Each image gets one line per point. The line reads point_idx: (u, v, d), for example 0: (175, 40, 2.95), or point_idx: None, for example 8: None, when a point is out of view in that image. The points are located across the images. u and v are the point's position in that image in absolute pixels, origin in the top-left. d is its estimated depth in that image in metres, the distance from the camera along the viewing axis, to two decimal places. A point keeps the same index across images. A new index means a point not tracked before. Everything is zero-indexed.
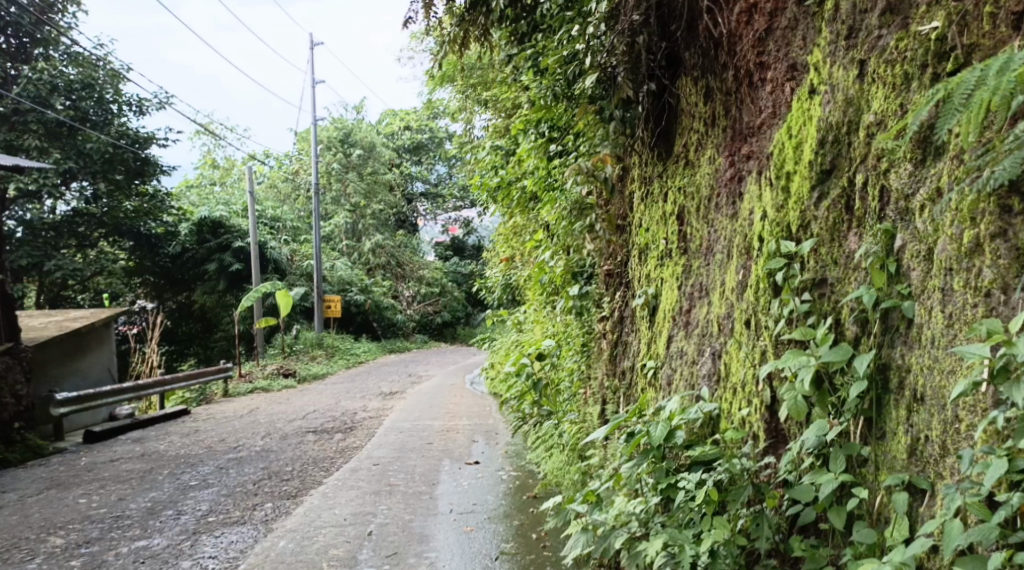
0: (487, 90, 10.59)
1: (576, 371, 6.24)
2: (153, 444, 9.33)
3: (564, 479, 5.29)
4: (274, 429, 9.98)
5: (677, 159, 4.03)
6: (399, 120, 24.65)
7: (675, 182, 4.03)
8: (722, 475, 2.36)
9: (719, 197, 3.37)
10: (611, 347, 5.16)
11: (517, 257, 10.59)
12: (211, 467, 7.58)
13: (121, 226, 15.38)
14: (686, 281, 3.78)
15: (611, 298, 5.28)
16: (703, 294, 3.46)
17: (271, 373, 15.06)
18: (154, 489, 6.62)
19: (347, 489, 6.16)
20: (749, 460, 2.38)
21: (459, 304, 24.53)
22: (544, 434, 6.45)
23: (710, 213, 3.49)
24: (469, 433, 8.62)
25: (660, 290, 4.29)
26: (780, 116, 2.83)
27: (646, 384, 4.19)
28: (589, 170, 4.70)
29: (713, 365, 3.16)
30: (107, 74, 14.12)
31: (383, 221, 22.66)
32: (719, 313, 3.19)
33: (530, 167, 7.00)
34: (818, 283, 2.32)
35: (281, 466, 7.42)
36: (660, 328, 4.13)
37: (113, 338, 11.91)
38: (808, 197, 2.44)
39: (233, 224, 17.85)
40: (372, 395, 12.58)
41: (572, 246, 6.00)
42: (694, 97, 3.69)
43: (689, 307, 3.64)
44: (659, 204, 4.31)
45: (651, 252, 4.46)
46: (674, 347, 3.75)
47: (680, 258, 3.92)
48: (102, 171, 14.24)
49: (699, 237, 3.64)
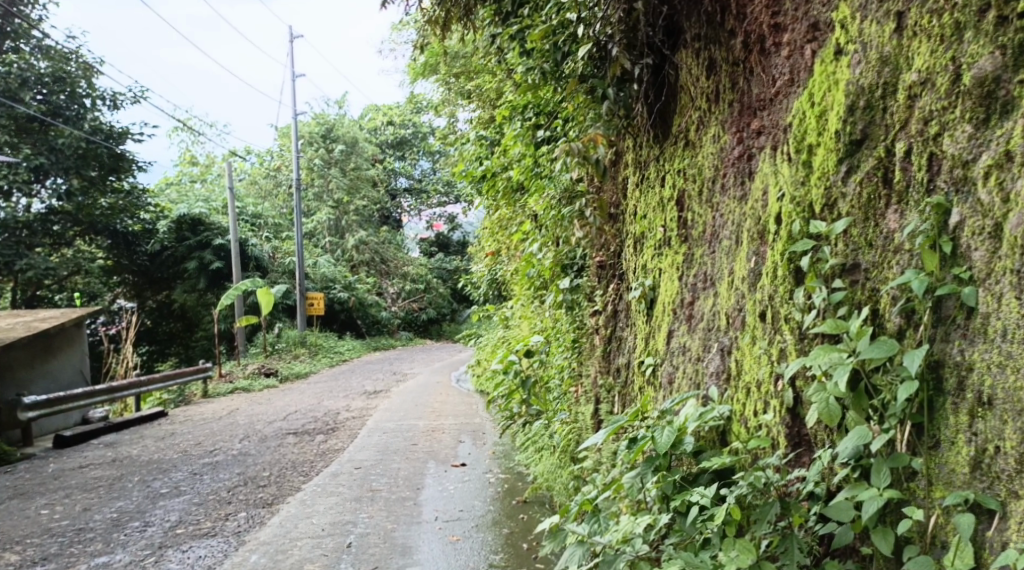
0: (471, 80, 10.32)
1: (566, 368, 5.97)
2: (125, 449, 8.95)
3: (557, 484, 5.03)
4: (253, 431, 9.63)
5: (677, 139, 3.75)
6: (382, 114, 24.31)
7: (676, 165, 3.75)
8: (740, 491, 2.08)
9: (725, 177, 3.09)
10: (604, 343, 4.88)
11: (502, 251, 10.33)
12: (184, 473, 7.23)
13: (96, 224, 14.95)
14: (687, 270, 3.50)
15: (605, 291, 4.99)
16: (709, 284, 3.18)
17: (252, 372, 14.69)
18: (122, 498, 6.27)
19: (327, 495, 5.84)
20: (773, 472, 2.10)
21: (444, 300, 24.18)
22: (534, 434, 6.19)
23: (715, 195, 3.22)
24: (455, 433, 8.32)
25: (657, 281, 4.00)
26: (797, 83, 2.54)
27: (643, 383, 3.92)
28: (580, 151, 4.40)
29: (721, 363, 2.88)
30: (80, 68, 13.71)
31: (366, 217, 22.30)
32: (727, 305, 2.91)
33: (516, 156, 6.70)
34: (848, 268, 2.04)
35: (258, 471, 7.09)
36: (658, 322, 3.85)
37: (85, 339, 11.50)
38: (835, 171, 2.16)
39: (213, 222, 17.43)
40: (356, 394, 12.25)
41: (562, 238, 5.71)
42: (695, 70, 3.41)
43: (691, 300, 3.36)
44: (657, 189, 4.04)
45: (647, 241, 4.19)
46: (675, 343, 3.48)
47: (680, 246, 3.65)
48: (76, 168, 13.82)
49: (702, 222, 3.36)
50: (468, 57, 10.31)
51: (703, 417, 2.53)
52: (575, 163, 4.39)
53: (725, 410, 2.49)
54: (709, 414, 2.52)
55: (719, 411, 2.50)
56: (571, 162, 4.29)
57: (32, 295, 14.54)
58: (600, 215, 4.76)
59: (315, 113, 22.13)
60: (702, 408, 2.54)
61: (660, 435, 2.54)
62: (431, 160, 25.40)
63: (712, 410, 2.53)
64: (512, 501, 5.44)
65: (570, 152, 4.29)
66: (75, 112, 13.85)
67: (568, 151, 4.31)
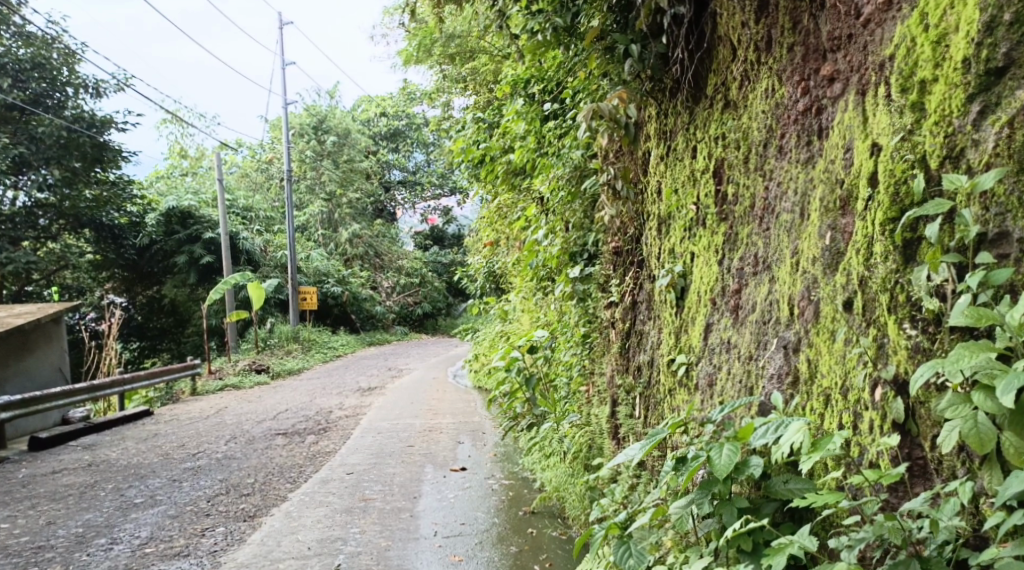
0: (470, 62, 9.80)
1: (575, 365, 5.49)
2: (104, 452, 8.40)
3: (571, 495, 4.59)
4: (241, 432, 9.08)
5: (716, 101, 3.26)
6: (375, 106, 23.74)
7: (714, 129, 3.25)
8: (862, 545, 1.64)
9: (783, 137, 2.58)
10: (621, 339, 4.39)
11: (501, 241, 9.80)
12: (163, 480, 6.68)
13: (81, 217, 14.38)
14: (730, 252, 2.99)
15: (621, 280, 4.49)
16: (762, 266, 2.67)
17: (243, 368, 14.13)
18: (91, 510, 5.72)
19: (315, 507, 5.31)
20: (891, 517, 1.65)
21: (440, 294, 23.58)
22: (542, 438, 5.69)
23: (768, 160, 2.71)
24: (453, 433, 7.81)
25: (689, 267, 3.48)
26: (897, 6, 2.03)
27: (675, 385, 3.43)
28: (609, 111, 3.75)
29: (784, 364, 2.37)
30: (61, 54, 13.09)
31: (360, 210, 21.72)
32: (788, 292, 2.41)
33: (519, 134, 6.18)
34: (993, 239, 1.61)
35: (242, 478, 6.53)
36: (691, 316, 3.35)
37: (64, 335, 10.92)
38: (961, 113, 1.68)
39: (202, 214, 16.83)
40: (349, 391, 11.73)
41: (572, 223, 5.19)
42: (742, 13, 2.89)
43: (737, 288, 2.84)
44: (689, 162, 3.54)
45: (676, 221, 3.66)
46: (717, 339, 3.00)
47: (719, 226, 3.14)
48: (57, 158, 13.17)
49: (750, 193, 2.85)
50: (463, 38, 9.73)
51: (796, 444, 1.92)
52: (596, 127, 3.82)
53: (837, 443, 1.85)
54: (813, 456, 1.88)
55: (827, 449, 1.86)
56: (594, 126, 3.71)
57: (17, 292, 13.85)
58: (625, 187, 4.19)
59: (307, 104, 21.51)
60: (788, 432, 1.94)
61: (716, 460, 2.03)
62: (425, 151, 24.78)
63: (822, 441, 1.90)
64: (518, 512, 4.94)
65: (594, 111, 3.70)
66: (55, 99, 13.24)
67: (589, 111, 3.73)
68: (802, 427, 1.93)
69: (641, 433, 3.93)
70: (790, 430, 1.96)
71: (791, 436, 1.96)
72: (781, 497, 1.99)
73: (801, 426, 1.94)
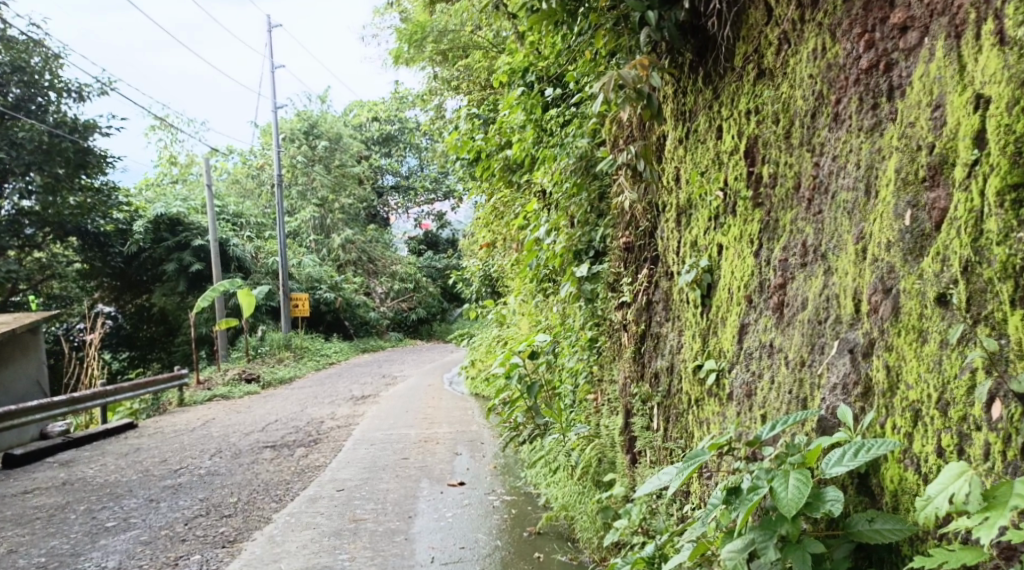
0: (463, 58, 9.43)
1: (582, 372, 5.14)
2: (81, 469, 7.96)
3: (581, 517, 4.20)
4: (227, 446, 8.65)
5: (746, 72, 2.87)
6: (367, 110, 23.39)
7: (744, 103, 2.87)
8: None
9: (839, 99, 2.18)
10: (634, 343, 4.00)
11: (498, 242, 9.42)
12: (140, 500, 6.24)
13: (65, 225, 13.93)
14: (769, 241, 2.61)
15: (633, 278, 4.11)
16: (814, 254, 2.28)
17: (233, 377, 13.66)
18: (58, 535, 5.29)
19: (301, 530, 4.89)
20: None
21: (435, 300, 23.14)
22: (547, 452, 5.29)
23: (816, 132, 2.32)
24: (450, 443, 7.39)
25: (716, 260, 3.09)
26: None
27: (702, 396, 3.03)
28: (630, 81, 3.27)
29: (850, 371, 1.98)
30: (42, 57, 12.61)
31: (352, 215, 21.34)
32: (851, 283, 2.02)
33: (517, 123, 5.80)
34: None
35: (224, 497, 6.10)
36: (718, 316, 2.96)
37: (42, 347, 10.45)
38: None
39: (192, 221, 16.34)
40: (342, 399, 11.32)
41: (576, 218, 4.83)
42: None
43: (781, 282, 2.44)
44: (714, 143, 3.17)
45: (700, 210, 3.25)
46: (755, 341, 2.62)
47: (754, 212, 2.76)
48: (39, 164, 12.67)
49: (795, 172, 2.47)
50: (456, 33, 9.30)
51: (960, 496, 1.44)
52: (611, 100, 3.41)
53: None
54: (991, 514, 1.39)
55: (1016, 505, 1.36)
56: (610, 98, 3.27)
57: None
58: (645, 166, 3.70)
59: (297, 109, 21.06)
60: (947, 480, 1.47)
61: (780, 492, 1.65)
62: (418, 156, 24.36)
63: (999, 492, 1.42)
64: (522, 532, 4.54)
65: (613, 79, 3.25)
66: (37, 104, 12.77)
67: (606, 80, 3.29)
68: (968, 474, 1.46)
69: (661, 449, 3.54)
70: (946, 478, 1.49)
71: (947, 485, 1.48)
72: (862, 540, 1.64)
73: (964, 472, 1.47)
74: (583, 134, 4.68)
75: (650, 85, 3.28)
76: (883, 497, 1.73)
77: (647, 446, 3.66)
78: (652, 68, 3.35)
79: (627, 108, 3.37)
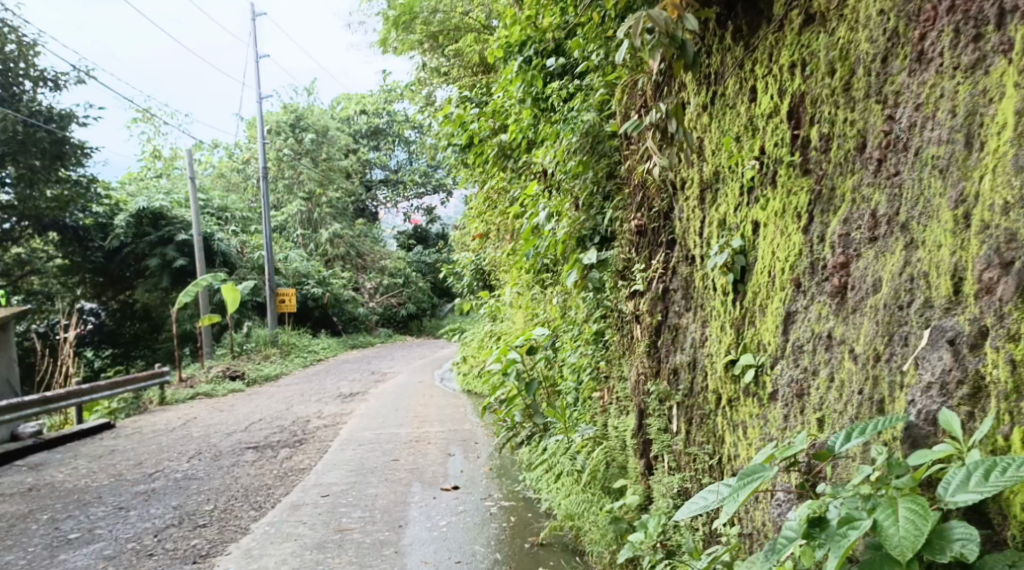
0: (455, 42, 8.99)
1: (586, 367, 4.79)
2: (50, 474, 7.48)
3: (589, 528, 3.81)
4: (207, 447, 8.19)
5: (789, 19, 2.49)
6: (354, 102, 22.88)
7: (786, 56, 2.48)
8: None
9: (926, 34, 1.83)
10: (650, 336, 3.60)
11: (491, 233, 9.01)
12: (108, 508, 5.79)
13: (42, 218, 13.39)
14: (823, 214, 2.22)
15: (646, 265, 3.74)
16: (887, 225, 1.89)
17: (216, 375, 13.17)
18: (15, 549, 4.84)
19: (281, 542, 4.47)
20: None
21: (425, 295, 22.66)
22: (549, 455, 4.89)
23: (889, 78, 1.95)
24: (443, 443, 6.99)
25: (751, 238, 2.69)
26: None
27: (737, 395, 2.63)
28: (663, 22, 2.78)
29: (952, 367, 1.61)
30: (16, 44, 12.03)
31: (340, 209, 20.85)
32: (948, 258, 1.66)
33: (515, 100, 5.38)
34: None
35: (200, 504, 5.67)
36: (756, 304, 2.56)
37: (14, 345, 9.81)
38: None
39: (175, 215, 15.69)
40: (329, 397, 10.87)
41: (580, 201, 4.47)
42: None
43: (843, 261, 2.05)
44: (746, 106, 2.78)
45: (732, 181, 2.86)
46: (806, 332, 2.23)
47: (800, 181, 2.37)
48: (13, 154, 12.11)
49: (858, 130, 2.08)
50: (447, 15, 8.82)
51: None
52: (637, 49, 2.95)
53: None
54: None
55: None
56: (636, 44, 2.78)
57: None
58: (677, 128, 3.09)
59: (284, 101, 20.51)
60: None
61: (889, 529, 1.41)
62: (407, 149, 23.87)
63: None
64: (523, 543, 4.17)
65: (643, 21, 2.77)
66: (12, 92, 12.19)
67: (633, 23, 2.80)
68: None
69: (683, 454, 3.18)
70: None
71: None
72: None
73: None
74: (588, 107, 4.28)
75: (684, 30, 2.81)
76: (1010, 528, 1.43)
77: (665, 450, 3.30)
78: (683, 11, 2.89)
79: (658, 58, 2.91)
